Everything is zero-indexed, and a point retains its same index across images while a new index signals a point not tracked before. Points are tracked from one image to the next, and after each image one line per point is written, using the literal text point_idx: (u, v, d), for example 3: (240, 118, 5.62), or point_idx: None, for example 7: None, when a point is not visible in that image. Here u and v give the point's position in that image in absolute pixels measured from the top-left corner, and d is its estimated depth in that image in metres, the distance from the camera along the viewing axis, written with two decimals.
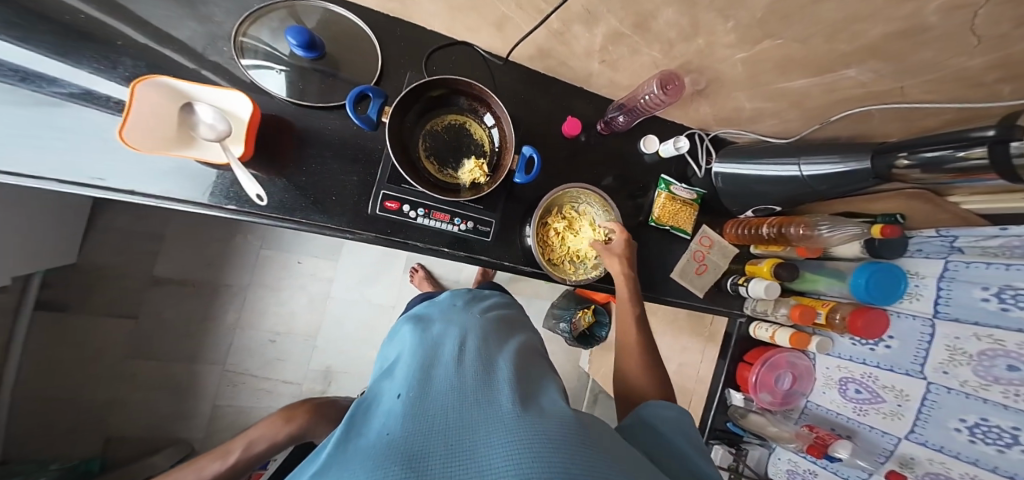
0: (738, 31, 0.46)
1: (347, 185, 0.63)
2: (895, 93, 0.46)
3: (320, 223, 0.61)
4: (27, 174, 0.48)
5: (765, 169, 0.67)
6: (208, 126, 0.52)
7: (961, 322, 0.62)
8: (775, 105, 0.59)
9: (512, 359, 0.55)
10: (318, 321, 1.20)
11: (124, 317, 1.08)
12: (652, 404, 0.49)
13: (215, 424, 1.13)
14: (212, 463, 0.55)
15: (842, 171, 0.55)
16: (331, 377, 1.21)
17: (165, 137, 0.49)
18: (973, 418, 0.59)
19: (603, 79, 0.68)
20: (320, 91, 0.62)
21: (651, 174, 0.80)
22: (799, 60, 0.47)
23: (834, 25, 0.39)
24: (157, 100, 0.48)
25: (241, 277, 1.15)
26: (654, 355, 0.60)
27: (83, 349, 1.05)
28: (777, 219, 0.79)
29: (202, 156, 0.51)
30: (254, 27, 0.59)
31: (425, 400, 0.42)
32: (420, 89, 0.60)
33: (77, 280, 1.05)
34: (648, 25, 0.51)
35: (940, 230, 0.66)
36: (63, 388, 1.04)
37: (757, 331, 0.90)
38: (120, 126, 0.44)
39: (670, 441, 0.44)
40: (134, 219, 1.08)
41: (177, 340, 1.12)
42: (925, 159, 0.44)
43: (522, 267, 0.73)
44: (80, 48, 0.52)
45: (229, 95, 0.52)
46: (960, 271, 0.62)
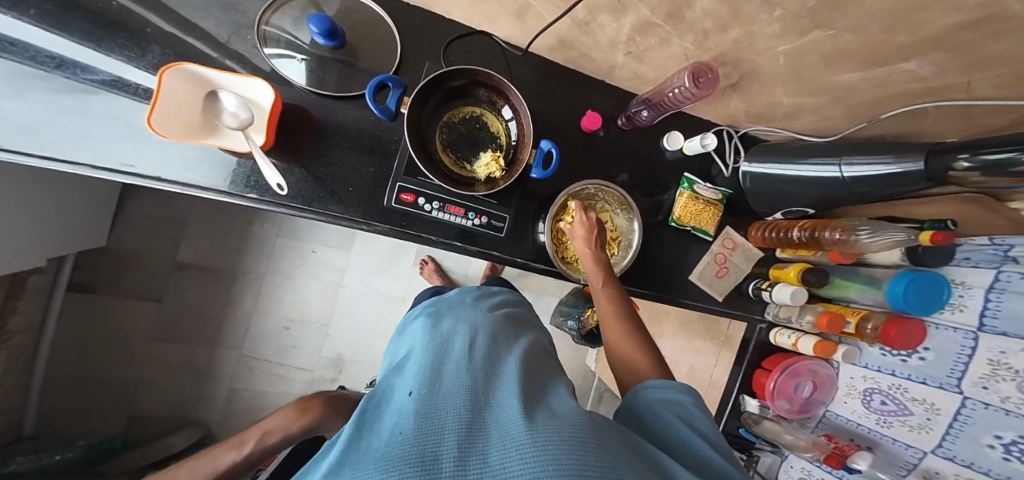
0: (783, 21, 0.42)
1: (362, 176, 0.61)
2: (960, 88, 0.40)
3: (334, 213, 0.60)
4: (62, 159, 0.49)
5: (801, 169, 0.63)
6: (232, 114, 0.52)
7: (1010, 336, 0.56)
8: (816, 100, 0.54)
9: (520, 358, 0.53)
10: (330, 310, 1.21)
11: (151, 300, 1.11)
12: (649, 385, 0.47)
13: (231, 406, 1.15)
14: (227, 453, 0.55)
15: (891, 173, 0.50)
16: (342, 365, 1.22)
17: (188, 122, 0.48)
18: (1011, 436, 0.55)
19: (627, 72, 0.65)
20: (339, 82, 0.60)
21: (673, 172, 0.76)
22: (849, 53, 0.43)
23: (897, 14, 0.35)
24: (184, 88, 0.48)
25: (259, 265, 1.17)
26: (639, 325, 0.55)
27: (110, 328, 1.09)
28: (810, 221, 0.74)
29: (226, 145, 0.51)
30: (276, 16, 0.58)
31: (436, 399, 0.40)
32: (437, 80, 0.58)
33: (107, 263, 1.08)
34: (681, 14, 0.48)
35: (994, 238, 0.59)
36: (92, 364, 1.08)
37: (778, 338, 0.88)
38: (149, 115, 0.43)
39: (671, 421, 0.41)
40: (162, 205, 1.11)
41: (199, 323, 1.14)
42: (987, 162, 0.40)
43: (534, 264, 0.71)
44: (113, 37, 0.52)
45: (254, 84, 0.50)
46: (1013, 282, 0.56)
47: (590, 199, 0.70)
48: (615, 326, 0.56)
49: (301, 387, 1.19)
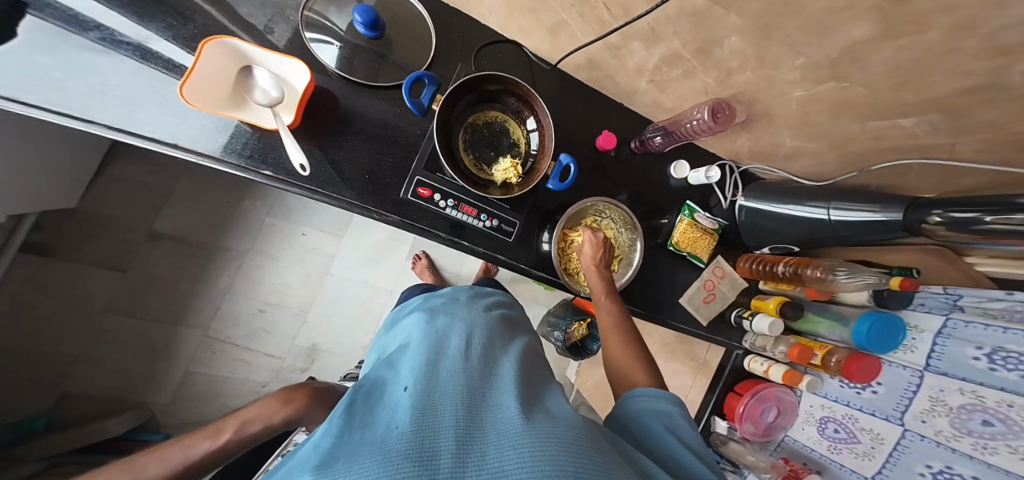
0: (803, 68, 0.47)
1: (381, 165, 0.61)
2: (945, 148, 0.46)
3: (346, 198, 0.58)
4: (77, 116, 0.45)
5: (794, 210, 0.68)
6: (263, 91, 0.50)
7: (949, 376, 0.63)
8: (816, 146, 0.60)
9: (517, 362, 0.53)
10: (313, 295, 1.15)
11: (113, 269, 1.03)
12: (640, 393, 0.47)
13: (184, 391, 1.06)
14: (203, 442, 0.50)
15: (874, 220, 0.56)
16: (315, 356, 1.15)
17: (220, 93, 0.46)
18: (939, 465, 0.63)
19: (647, 98, 0.68)
20: (366, 72, 0.60)
21: (676, 199, 0.80)
22: (857, 104, 0.48)
23: (907, 74, 0.40)
24: (219, 61, 0.46)
25: (242, 243, 1.11)
26: (639, 341, 0.56)
27: (60, 295, 0.99)
28: (794, 258, 0.79)
29: (251, 119, 0.48)
30: (321, 2, 0.58)
31: (434, 395, 0.39)
32: (469, 83, 0.59)
33: (73, 226, 1.00)
34: (711, 51, 0.52)
35: (947, 288, 0.66)
36: (32, 332, 0.97)
37: (751, 364, 0.93)
38: (183, 81, 0.42)
39: (660, 433, 0.41)
40: (148, 171, 1.05)
41: (163, 299, 1.06)
42: (954, 219, 0.46)
43: (535, 272, 0.72)
44: (151, 7, 0.52)
45: (291, 64, 0.49)
46: (959, 329, 0.63)
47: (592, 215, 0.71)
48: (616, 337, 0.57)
49: (266, 376, 1.11)
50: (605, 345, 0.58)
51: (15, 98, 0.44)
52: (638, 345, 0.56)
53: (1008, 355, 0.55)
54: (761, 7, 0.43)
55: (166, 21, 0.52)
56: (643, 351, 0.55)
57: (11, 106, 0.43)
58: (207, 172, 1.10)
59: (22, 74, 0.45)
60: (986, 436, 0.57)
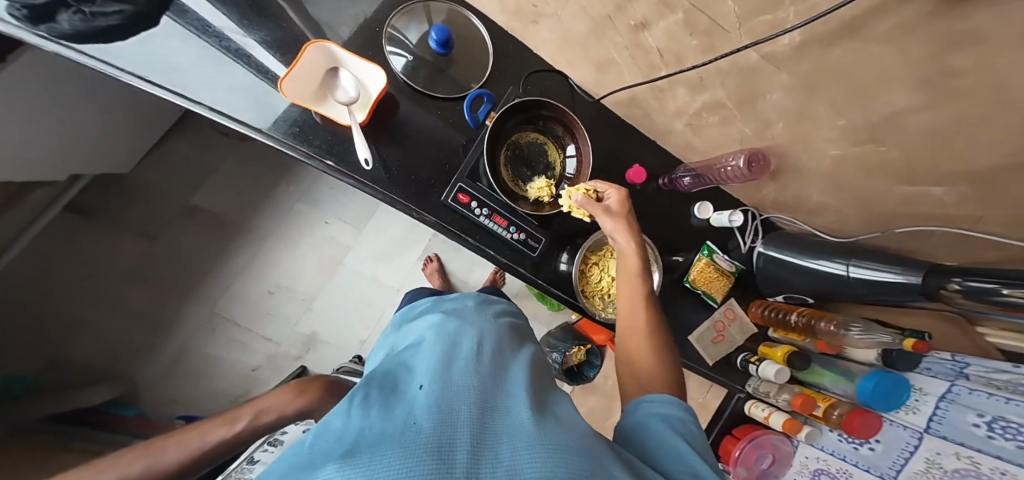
0: (844, 129, 0.50)
1: (426, 168, 0.64)
2: (972, 219, 0.47)
3: (390, 193, 0.61)
4: (196, 101, 0.54)
5: (811, 262, 0.70)
6: (343, 89, 0.52)
7: (947, 440, 0.62)
8: (840, 202, 0.63)
9: (528, 369, 0.48)
10: (322, 283, 1.14)
11: (145, 236, 1.07)
12: (649, 398, 0.39)
13: (179, 366, 1.06)
14: (218, 428, 0.50)
15: (891, 280, 0.59)
16: (312, 345, 1.12)
17: (307, 88, 0.49)
18: None
19: (681, 139, 0.71)
20: (424, 80, 0.65)
21: (696, 238, 0.83)
22: (893, 166, 0.50)
23: (948, 144, 0.42)
24: (313, 62, 0.49)
25: (265, 224, 1.13)
26: (663, 335, 0.48)
27: (86, 256, 1.03)
28: (808, 309, 0.81)
29: (328, 113, 0.51)
30: (401, 20, 0.64)
31: (447, 392, 0.35)
32: (525, 104, 0.63)
33: (118, 190, 1.06)
34: (754, 103, 0.55)
35: (955, 355, 0.67)
36: (55, 286, 1.01)
37: (751, 409, 0.94)
38: (284, 77, 0.46)
39: (669, 438, 0.33)
40: (199, 146, 1.11)
41: (180, 272, 1.08)
42: (973, 288, 0.47)
43: (552, 290, 0.72)
44: (259, 21, 0.60)
45: (372, 69, 0.51)
46: (962, 395, 0.62)
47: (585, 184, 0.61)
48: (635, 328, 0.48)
49: (260, 360, 1.09)
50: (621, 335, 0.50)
51: (145, 77, 0.52)
52: (661, 338, 0.47)
53: (1008, 425, 0.53)
54: (812, 66, 0.47)
55: (279, 26, 0.60)
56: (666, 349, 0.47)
57: (152, 88, 0.52)
58: (250, 154, 1.14)
59: (162, 65, 0.54)
60: None
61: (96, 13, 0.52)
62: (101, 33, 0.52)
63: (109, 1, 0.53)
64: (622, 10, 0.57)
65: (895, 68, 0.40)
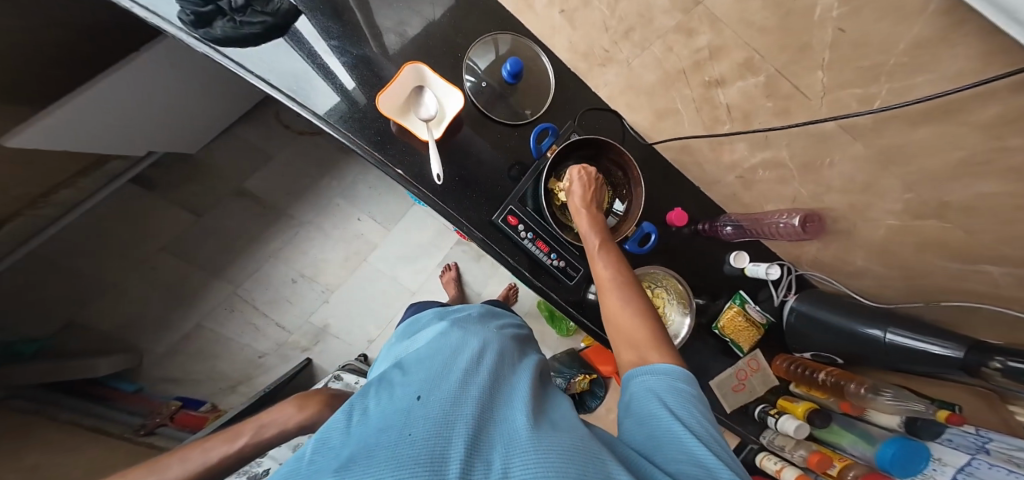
0: (908, 203, 0.51)
1: (480, 184, 0.65)
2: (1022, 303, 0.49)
3: (435, 198, 0.62)
4: (298, 101, 0.56)
5: (847, 321, 0.71)
6: (426, 108, 0.58)
7: None
8: (886, 271, 0.64)
9: (529, 375, 0.46)
10: (343, 277, 1.19)
11: (191, 212, 1.15)
12: (646, 369, 0.37)
13: (184, 344, 1.11)
14: (218, 446, 0.50)
15: (934, 351, 0.59)
16: (321, 337, 1.17)
17: (395, 102, 0.56)
18: None
19: (727, 190, 0.73)
20: (487, 100, 0.66)
21: (729, 285, 0.83)
22: (950, 245, 0.50)
23: (1008, 235, 0.43)
24: (405, 80, 0.56)
25: (305, 215, 1.20)
26: (640, 293, 0.46)
27: (137, 229, 1.12)
28: (838, 370, 0.81)
29: (410, 128, 0.57)
30: (475, 52, 0.66)
31: (441, 400, 0.34)
32: (593, 142, 0.65)
33: (178, 168, 1.16)
34: (818, 168, 0.57)
35: (980, 430, 0.67)
36: (110, 251, 1.09)
37: (764, 461, 0.92)
38: (383, 92, 0.53)
39: (668, 424, 0.32)
40: (262, 136, 1.21)
41: (217, 253, 1.15)
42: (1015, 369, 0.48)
43: (584, 321, 0.71)
44: (344, 35, 0.61)
45: (453, 93, 0.57)
46: (980, 469, 0.62)
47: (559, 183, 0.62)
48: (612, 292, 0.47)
49: (268, 346, 1.14)
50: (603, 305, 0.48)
51: (270, 83, 0.56)
52: (641, 297, 0.46)
53: None
54: (887, 142, 0.47)
55: (366, 40, 0.62)
56: (649, 306, 0.45)
57: (264, 87, 0.55)
58: (300, 151, 1.23)
59: (272, 69, 0.57)
60: None
61: (244, 22, 0.55)
62: (246, 40, 0.56)
63: (257, 12, 0.56)
64: (698, 65, 0.57)
65: (976, 157, 0.40)
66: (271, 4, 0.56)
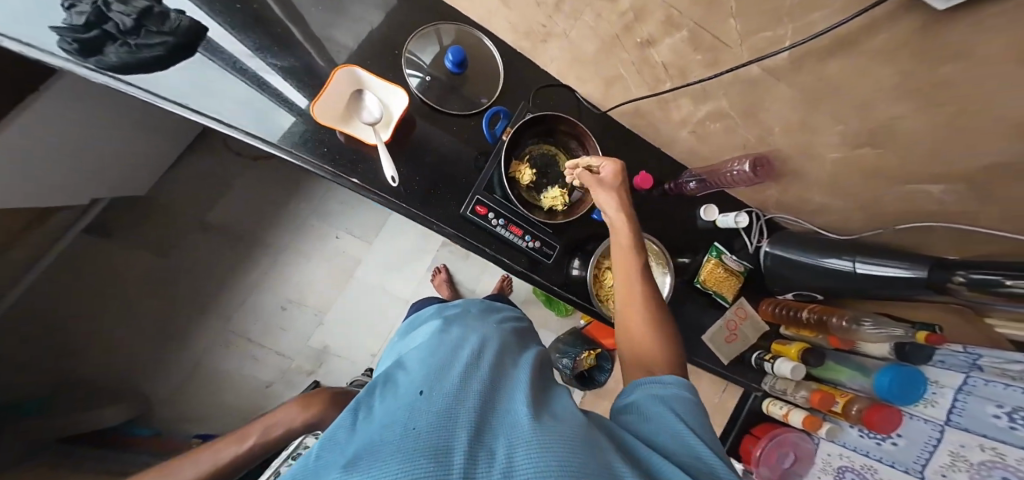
0: (843, 133, 0.52)
1: (448, 181, 0.68)
2: (970, 217, 0.50)
3: (409, 206, 0.65)
4: (231, 124, 0.58)
5: (819, 257, 0.73)
6: (369, 111, 0.62)
7: (968, 432, 0.62)
8: (842, 203, 0.65)
9: (528, 372, 0.47)
10: (333, 297, 1.25)
11: (158, 253, 1.18)
12: (652, 379, 0.39)
13: (195, 375, 1.15)
14: (229, 447, 0.57)
15: (898, 274, 0.60)
16: (324, 359, 1.22)
17: (335, 109, 0.59)
18: None
19: (684, 146, 0.75)
20: (435, 94, 0.68)
21: (704, 239, 0.85)
22: (891, 169, 0.52)
23: (929, 152, 0.46)
24: (343, 86, 0.59)
25: (279, 237, 1.25)
26: (660, 312, 0.49)
27: (110, 274, 1.14)
28: (819, 306, 0.83)
29: (355, 133, 0.60)
30: (415, 46, 0.68)
31: (445, 396, 0.35)
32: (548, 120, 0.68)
33: (133, 208, 1.17)
34: (757, 114, 0.59)
35: (967, 347, 0.68)
36: (88, 301, 1.12)
37: (770, 407, 0.96)
38: (316, 102, 0.56)
39: (669, 420, 0.33)
40: (215, 165, 1.24)
41: (194, 288, 1.19)
42: (978, 280, 0.49)
43: (567, 295, 0.75)
44: (281, 52, 0.65)
45: (393, 93, 0.61)
46: (979, 387, 0.64)
47: (522, 164, 0.67)
48: (631, 303, 0.49)
49: (272, 373, 1.18)
50: (621, 314, 0.50)
51: (184, 104, 0.57)
52: (661, 314, 0.48)
53: None
54: (811, 78, 0.49)
55: (303, 53, 0.66)
56: (667, 326, 0.48)
57: (185, 112, 0.56)
58: (261, 176, 1.27)
59: (195, 92, 0.59)
60: None
61: (141, 45, 0.56)
62: (148, 64, 0.57)
63: (155, 33, 0.57)
64: (629, 28, 0.60)
65: (897, 76, 0.41)
66: (168, 23, 0.58)
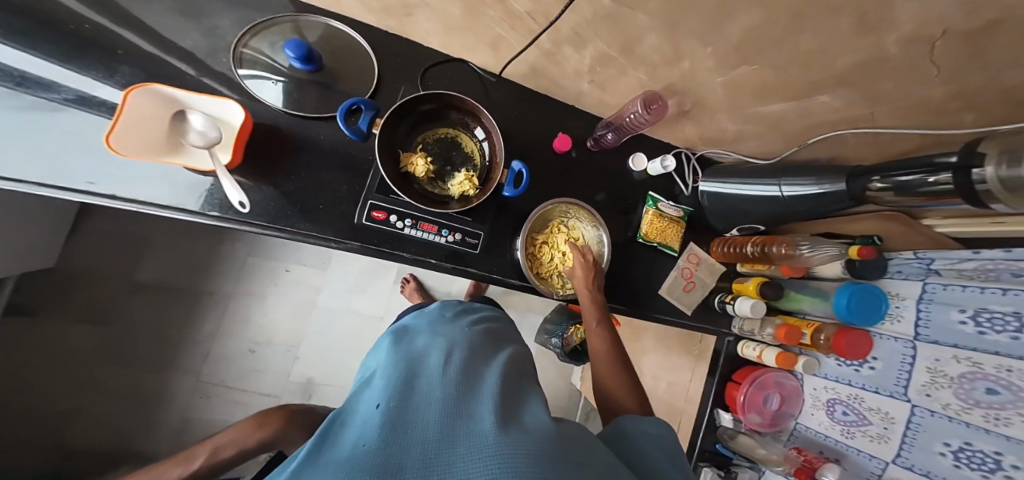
0: (714, 54, 0.50)
1: (336, 193, 0.63)
2: (867, 118, 0.49)
3: (301, 231, 0.60)
4: (29, 181, 0.49)
5: (751, 188, 0.69)
6: (198, 132, 0.52)
7: (940, 345, 0.60)
8: (755, 126, 0.63)
9: (500, 375, 0.46)
10: (302, 331, 1.28)
11: (98, 324, 1.15)
12: (633, 420, 0.48)
13: (181, 437, 1.16)
14: (174, 468, 0.59)
15: (818, 192, 0.57)
16: (311, 390, 1.27)
17: (150, 138, 0.49)
18: (957, 443, 0.56)
19: (592, 98, 0.71)
20: (297, 97, 0.62)
21: (639, 191, 0.81)
22: (778, 86, 0.51)
23: (808, 55, 0.44)
24: (148, 107, 0.48)
25: (223, 286, 1.23)
26: (625, 362, 0.60)
27: (56, 354, 1.12)
28: (760, 237, 0.78)
29: (188, 161, 0.51)
30: (255, 39, 0.61)
31: (423, 424, 0.34)
32: (431, 99, 0.64)
33: (54, 284, 1.13)
34: (634, 49, 0.55)
35: (918, 252, 0.65)
36: (42, 385, 1.10)
37: (745, 350, 0.86)
38: (109, 129, 0.44)
39: (654, 459, 0.43)
40: (128, 223, 1.18)
41: (148, 347, 1.18)
42: (900, 183, 0.45)
43: (511, 281, 0.72)
44: (98, 61, 0.55)
45: (225, 104, 0.53)
46: (938, 293, 0.61)
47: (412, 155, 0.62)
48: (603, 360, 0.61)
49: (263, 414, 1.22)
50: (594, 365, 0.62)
51: None
52: (623, 362, 0.60)
53: (992, 315, 0.54)
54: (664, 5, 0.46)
55: (150, 58, 0.57)
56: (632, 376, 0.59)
57: None
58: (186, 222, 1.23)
59: None
60: (995, 406, 0.52)
61: None
62: None
63: None
64: None
65: None
66: None
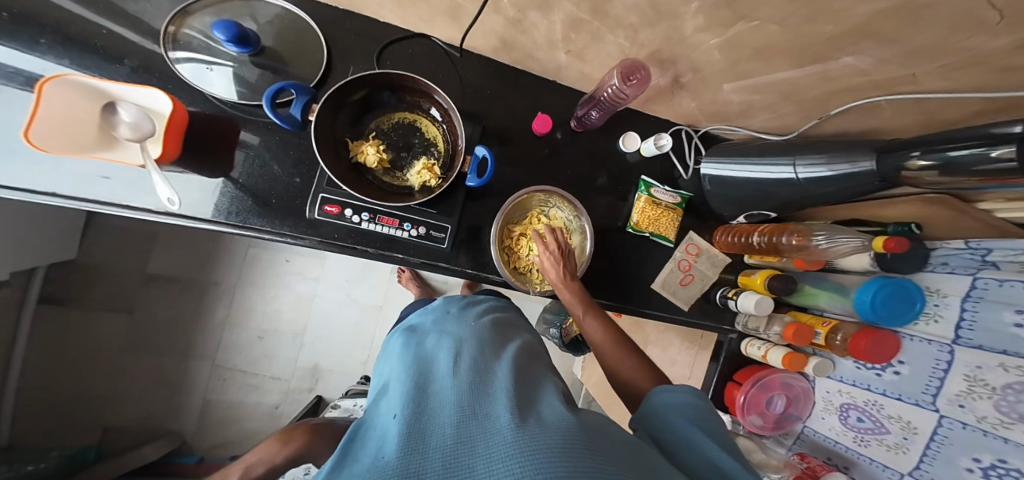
0: (703, 11, 0.41)
1: (290, 188, 0.61)
2: (907, 80, 0.39)
3: (255, 226, 0.60)
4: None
5: (758, 170, 0.59)
6: (129, 125, 0.53)
7: (985, 350, 0.49)
8: (764, 97, 0.54)
9: (512, 367, 0.42)
10: (306, 318, 1.30)
11: (123, 312, 1.20)
12: (663, 390, 0.43)
13: (204, 417, 1.24)
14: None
15: (831, 174, 0.48)
16: (319, 375, 1.31)
17: (79, 132, 0.50)
18: (988, 459, 0.47)
19: (574, 71, 0.63)
20: (250, 84, 0.60)
21: (632, 175, 0.73)
22: (786, 47, 0.42)
23: (814, 5, 0.34)
24: (72, 99, 0.49)
25: (229, 277, 1.26)
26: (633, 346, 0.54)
27: (83, 346, 1.17)
28: (769, 226, 0.69)
29: (120, 155, 0.52)
30: (192, 19, 0.58)
31: (441, 427, 0.31)
32: (377, 81, 0.58)
33: (71, 278, 1.17)
34: (605, 8, 0.46)
35: (969, 241, 0.52)
36: (70, 373, 1.16)
37: (749, 349, 0.78)
38: (28, 127, 0.45)
39: (689, 429, 0.37)
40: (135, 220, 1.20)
41: (166, 337, 1.23)
42: (948, 159, 0.35)
43: (488, 275, 0.67)
44: (62, 46, 0.55)
45: (152, 94, 0.52)
46: (991, 290, 0.49)
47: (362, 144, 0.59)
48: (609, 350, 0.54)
49: (276, 396, 1.28)
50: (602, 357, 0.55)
51: None
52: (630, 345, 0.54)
53: None
54: None
55: (114, 39, 0.57)
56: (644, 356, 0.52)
57: None
58: None
59: None
60: None
61: None
62: None
63: None
64: None
65: None
66: None
